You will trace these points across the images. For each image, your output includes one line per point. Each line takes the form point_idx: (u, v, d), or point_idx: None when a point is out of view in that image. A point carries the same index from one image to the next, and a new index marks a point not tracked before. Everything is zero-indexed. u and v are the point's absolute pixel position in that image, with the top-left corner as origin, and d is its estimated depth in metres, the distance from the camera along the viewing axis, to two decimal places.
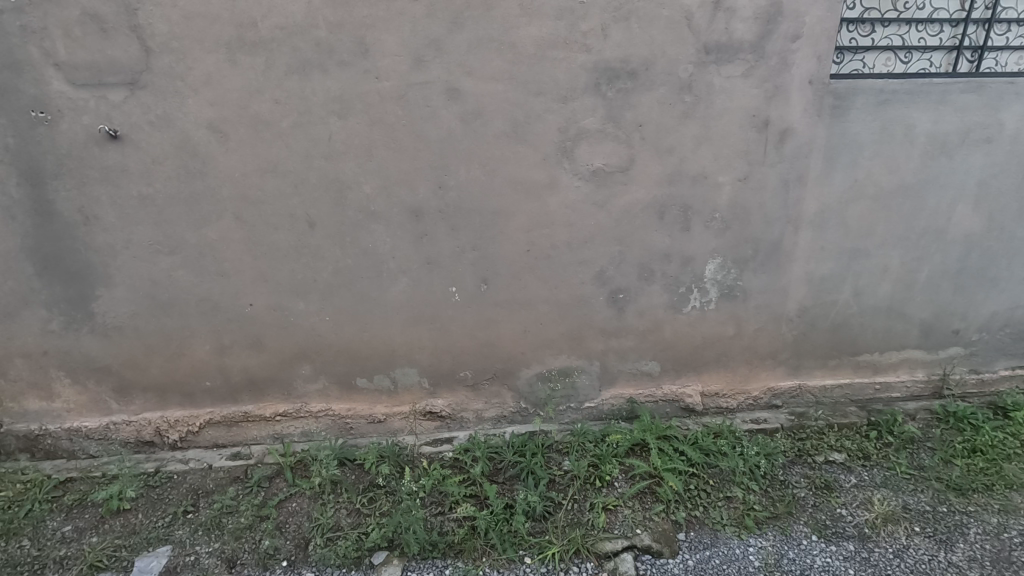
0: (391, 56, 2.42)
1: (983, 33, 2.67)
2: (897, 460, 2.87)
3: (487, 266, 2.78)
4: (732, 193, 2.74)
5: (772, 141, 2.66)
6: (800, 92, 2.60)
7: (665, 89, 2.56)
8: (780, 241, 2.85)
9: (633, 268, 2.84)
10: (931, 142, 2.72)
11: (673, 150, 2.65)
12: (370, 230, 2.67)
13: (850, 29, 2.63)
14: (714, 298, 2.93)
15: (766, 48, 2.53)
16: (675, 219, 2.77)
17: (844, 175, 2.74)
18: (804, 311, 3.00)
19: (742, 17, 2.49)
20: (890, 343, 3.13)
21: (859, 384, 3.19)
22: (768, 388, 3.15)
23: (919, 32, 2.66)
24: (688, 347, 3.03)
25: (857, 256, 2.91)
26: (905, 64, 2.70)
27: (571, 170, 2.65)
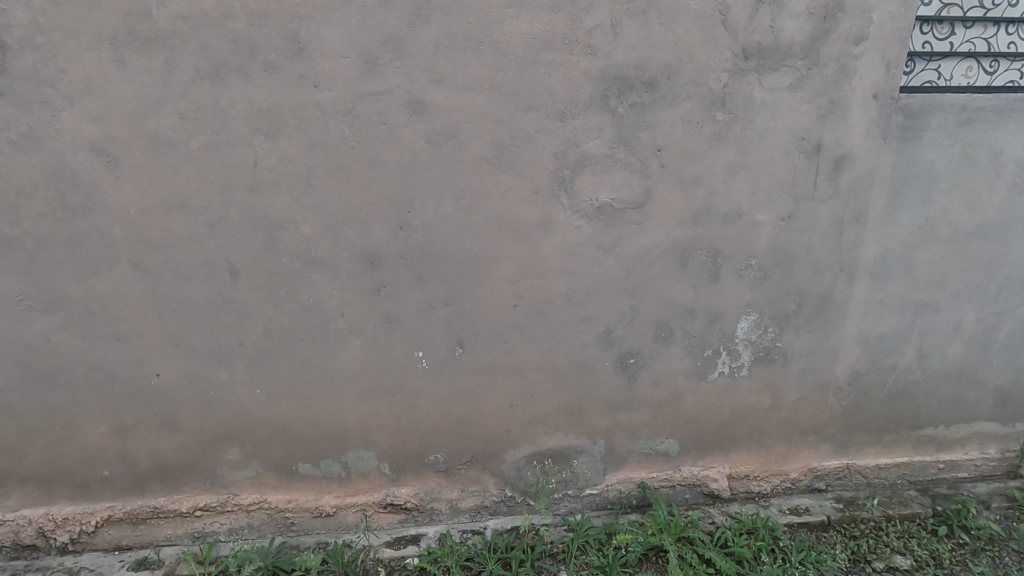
0: (335, 57, 1.85)
1: None
2: (978, 569, 2.25)
3: (463, 326, 2.18)
4: (773, 234, 2.17)
5: (824, 170, 2.10)
6: (862, 108, 2.04)
7: (692, 103, 1.99)
8: (829, 293, 2.28)
9: (648, 327, 2.26)
10: (1021, 172, 2.16)
11: (700, 181, 2.08)
12: (312, 281, 2.07)
13: (924, 30, 2.09)
14: (747, 362, 2.35)
15: (822, 53, 1.97)
16: (700, 267, 2.19)
17: (912, 212, 2.18)
18: (857, 378, 2.43)
19: (792, 12, 1.93)
20: (958, 415, 2.55)
21: (918, 463, 2.60)
22: (810, 469, 2.56)
23: (1008, 35, 2.12)
24: (714, 421, 2.44)
25: (923, 312, 2.34)
26: (989, 76, 2.16)
27: (570, 206, 2.07)
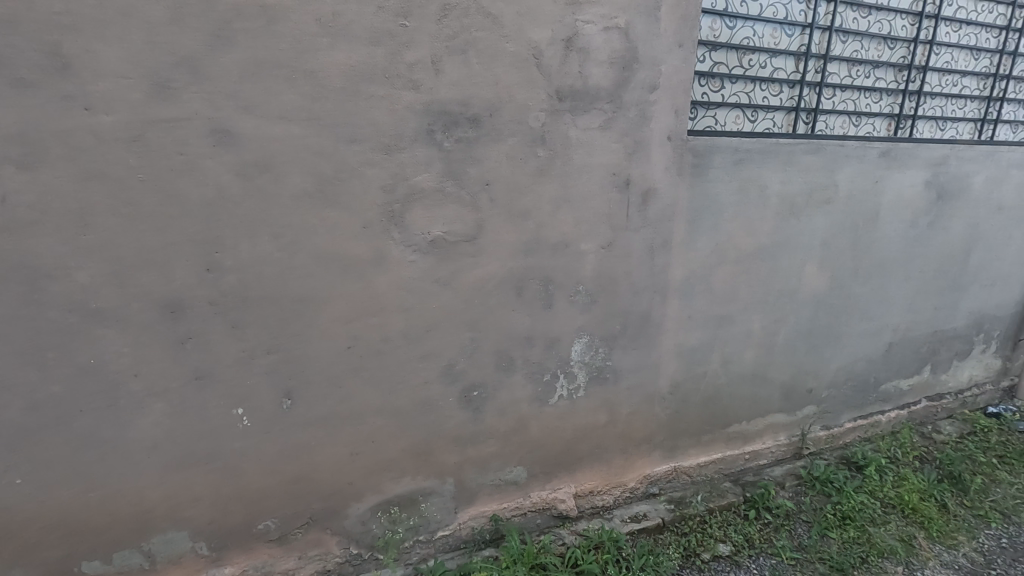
0: (114, 77, 1.59)
1: (816, 96, 2.63)
2: (780, 543, 2.58)
3: (291, 374, 1.98)
4: (596, 261, 2.33)
5: (635, 202, 2.32)
6: (660, 148, 2.30)
7: (515, 140, 2.07)
8: (648, 313, 2.50)
9: (490, 358, 2.27)
10: (782, 203, 2.59)
11: (528, 214, 2.17)
12: (93, 338, 1.72)
13: (702, 83, 2.43)
14: (583, 383, 2.48)
15: (624, 98, 2.19)
16: (535, 296, 2.27)
17: (707, 238, 2.50)
18: (676, 387, 2.69)
19: (597, 61, 2.12)
20: (755, 410, 2.94)
21: (730, 456, 2.95)
22: (644, 476, 2.76)
23: (762, 91, 2.54)
24: (558, 443, 2.52)
25: (722, 323, 2.68)
26: (752, 123, 2.57)
27: (403, 240, 2.01)
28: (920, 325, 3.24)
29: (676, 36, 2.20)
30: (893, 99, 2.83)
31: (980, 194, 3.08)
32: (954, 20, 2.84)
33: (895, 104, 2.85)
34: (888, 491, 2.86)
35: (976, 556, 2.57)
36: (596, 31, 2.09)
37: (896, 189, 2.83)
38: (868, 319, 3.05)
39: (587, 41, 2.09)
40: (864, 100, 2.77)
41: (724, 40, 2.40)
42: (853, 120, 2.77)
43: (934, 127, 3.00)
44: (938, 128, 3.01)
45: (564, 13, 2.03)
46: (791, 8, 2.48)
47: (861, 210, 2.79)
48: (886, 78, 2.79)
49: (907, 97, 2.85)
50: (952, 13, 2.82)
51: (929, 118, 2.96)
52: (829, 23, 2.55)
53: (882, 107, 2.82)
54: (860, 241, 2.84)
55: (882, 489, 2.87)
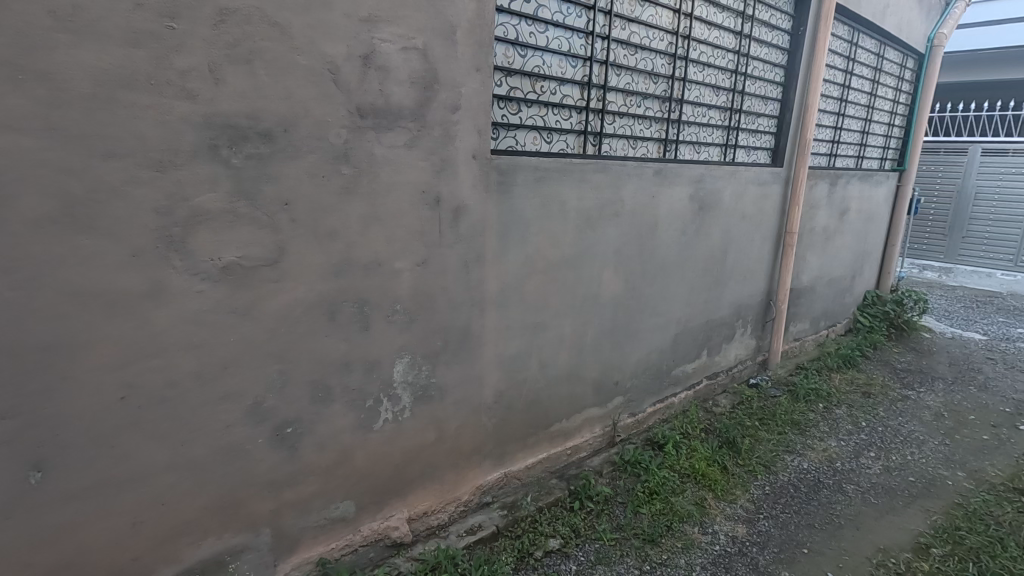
0: None
1: (599, 121, 2.95)
2: (601, 527, 2.81)
3: (40, 440, 1.61)
4: (412, 280, 2.32)
5: (446, 219, 2.36)
6: (467, 167, 2.38)
7: (315, 156, 1.97)
8: (468, 327, 2.56)
9: (303, 390, 2.10)
10: (579, 216, 2.85)
11: (336, 234, 2.07)
12: None
13: (501, 106, 2.57)
14: (408, 404, 2.43)
15: (427, 118, 2.23)
16: (350, 319, 2.17)
17: (517, 251, 2.64)
18: (500, 396, 2.78)
19: (397, 79, 2.12)
20: (573, 408, 3.18)
21: (555, 454, 3.13)
22: (477, 487, 2.80)
23: (555, 115, 2.78)
24: (387, 469, 2.43)
25: (537, 330, 2.85)
26: (548, 144, 2.79)
27: (186, 268, 1.77)
28: (696, 316, 3.81)
29: (473, 60, 2.31)
30: (660, 126, 3.31)
31: (729, 206, 3.75)
32: (699, 62, 3.42)
33: (662, 130, 3.33)
34: (683, 463, 3.29)
35: (749, 505, 3.09)
36: (394, 50, 2.08)
37: (668, 202, 3.31)
38: (657, 315, 3.50)
39: (385, 59, 2.07)
40: (638, 126, 3.20)
41: (517, 67, 2.57)
42: (630, 142, 3.17)
43: (693, 150, 3.58)
44: (695, 151, 3.60)
45: (358, 29, 1.99)
46: (573, 42, 2.75)
47: (643, 221, 3.19)
48: (653, 108, 3.26)
49: (670, 124, 3.36)
50: (697, 56, 3.40)
51: (688, 142, 3.53)
52: (604, 57, 2.89)
53: (652, 132, 3.28)
54: (645, 248, 3.26)
55: (679, 461, 3.30)
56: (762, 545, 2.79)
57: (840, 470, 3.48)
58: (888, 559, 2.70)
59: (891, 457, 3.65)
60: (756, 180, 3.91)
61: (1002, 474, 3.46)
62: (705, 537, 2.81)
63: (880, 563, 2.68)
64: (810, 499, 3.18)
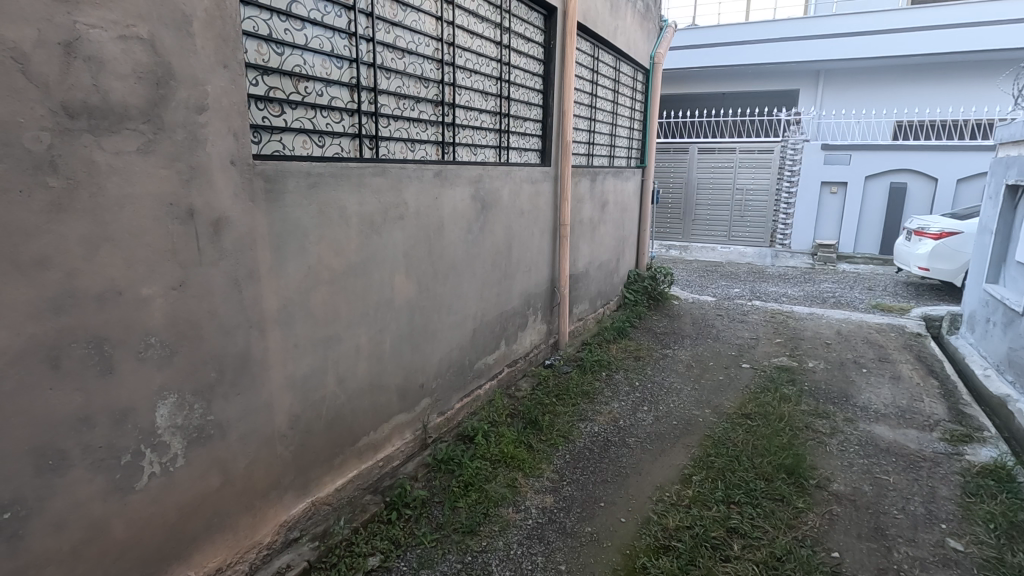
0: None
1: (373, 124, 2.90)
2: (421, 531, 2.79)
3: None
4: (167, 307, 1.99)
5: (204, 234, 2.08)
6: (224, 174, 2.13)
7: (4, 165, 1.56)
8: (247, 352, 2.30)
9: (22, 462, 1.66)
10: (362, 222, 2.77)
11: (48, 262, 1.67)
12: None
13: (260, 107, 2.35)
14: (179, 450, 2.10)
15: (165, 119, 1.93)
16: (83, 363, 1.78)
17: (296, 263, 2.45)
18: (295, 421, 2.57)
19: (118, 73, 1.79)
20: (379, 418, 3.08)
21: (366, 469, 3.01)
22: (281, 524, 2.55)
23: (324, 118, 2.65)
24: (160, 530, 2.07)
25: (329, 344, 2.69)
26: (320, 148, 2.65)
27: None
28: (490, 310, 4.01)
29: (216, 55, 2.06)
30: (436, 129, 3.39)
31: (508, 204, 4.02)
32: (465, 69, 3.59)
33: (438, 133, 3.42)
34: (493, 450, 3.44)
35: (554, 475, 3.37)
36: (109, 39, 1.75)
37: (450, 203, 3.41)
38: (453, 313, 3.59)
39: (97, 48, 1.73)
40: (413, 129, 3.23)
41: (274, 65, 2.38)
42: (408, 145, 3.19)
43: (470, 151, 3.75)
44: (472, 152, 3.78)
45: (52, 10, 1.62)
46: (335, 42, 2.65)
47: (429, 222, 3.24)
48: (427, 111, 3.32)
49: (445, 127, 3.46)
50: (463, 62, 3.56)
51: (465, 144, 3.68)
52: (371, 60, 2.84)
53: (429, 135, 3.35)
54: (434, 249, 3.31)
55: (489, 449, 3.44)
56: (568, 508, 3.06)
57: (622, 426, 4.00)
58: (663, 494, 3.19)
59: (659, 408, 4.32)
60: (528, 179, 4.26)
61: (734, 404, 4.35)
62: (518, 514, 2.99)
63: (658, 498, 3.15)
64: (603, 457, 3.60)
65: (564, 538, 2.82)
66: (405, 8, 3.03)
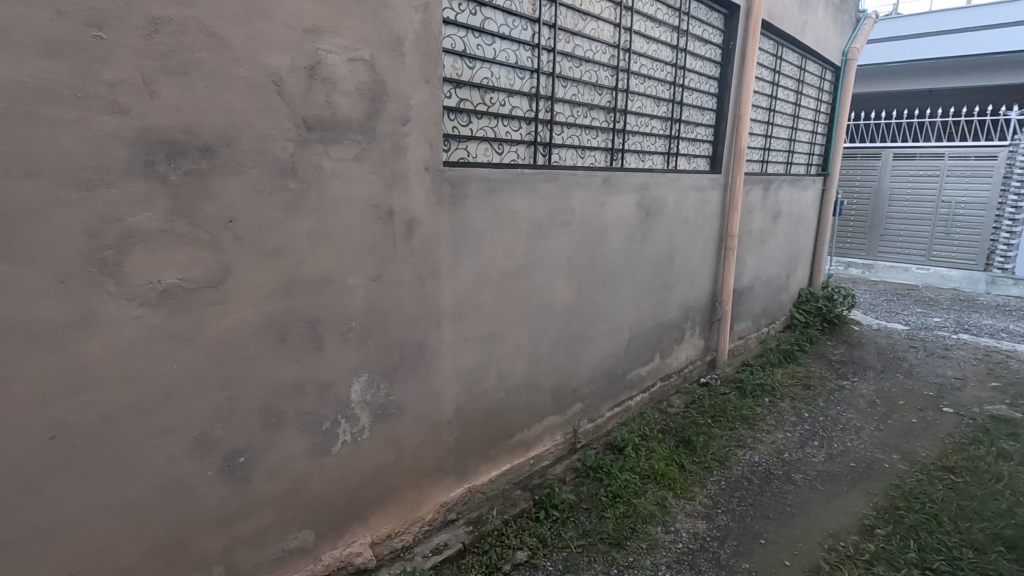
0: None
1: (548, 132, 2.99)
2: (568, 535, 2.81)
3: None
4: (366, 296, 2.25)
5: (399, 232, 2.32)
6: (418, 179, 2.34)
7: (260, 171, 1.88)
8: (424, 341, 2.51)
9: (253, 417, 1.99)
10: (531, 226, 2.87)
11: (283, 252, 1.98)
12: None
13: (451, 118, 2.55)
14: (366, 424, 2.36)
15: (377, 130, 2.18)
16: (301, 339, 2.08)
17: (471, 262, 2.62)
18: (460, 410, 2.74)
19: (344, 91, 2.06)
20: (533, 417, 3.17)
21: (518, 464, 3.11)
22: (441, 505, 2.73)
23: (504, 126, 2.79)
24: (346, 493, 2.34)
25: (494, 341, 2.83)
26: (499, 155, 2.80)
27: (122, 293, 1.65)
28: (647, 320, 3.91)
29: (420, 72, 2.28)
30: (606, 135, 3.40)
31: (673, 212, 3.89)
32: (640, 74, 3.54)
33: (608, 140, 3.42)
34: (643, 464, 3.35)
35: (708, 501, 3.18)
36: (340, 62, 2.03)
37: (615, 210, 3.39)
38: (609, 320, 3.57)
39: (331, 70, 2.01)
40: (585, 136, 3.26)
41: (466, 78, 2.57)
42: (579, 152, 3.23)
43: (637, 158, 3.70)
44: (640, 159, 3.72)
45: (302, 39, 1.92)
46: (520, 54, 2.78)
47: (593, 229, 3.26)
48: (599, 118, 3.33)
49: (615, 134, 3.45)
50: (637, 68, 3.52)
51: (633, 151, 3.64)
52: (551, 69, 2.93)
53: (599, 141, 3.36)
54: (595, 255, 3.32)
55: (638, 463, 3.36)
56: (723, 539, 2.86)
57: (788, 460, 3.64)
58: (838, 543, 2.83)
59: (833, 445, 3.84)
60: (696, 187, 4.07)
61: (932, 454, 3.72)
62: (668, 536, 2.87)
63: (831, 547, 2.81)
64: (764, 490, 3.30)
65: (718, 570, 2.65)
66: (586, 17, 3.08)
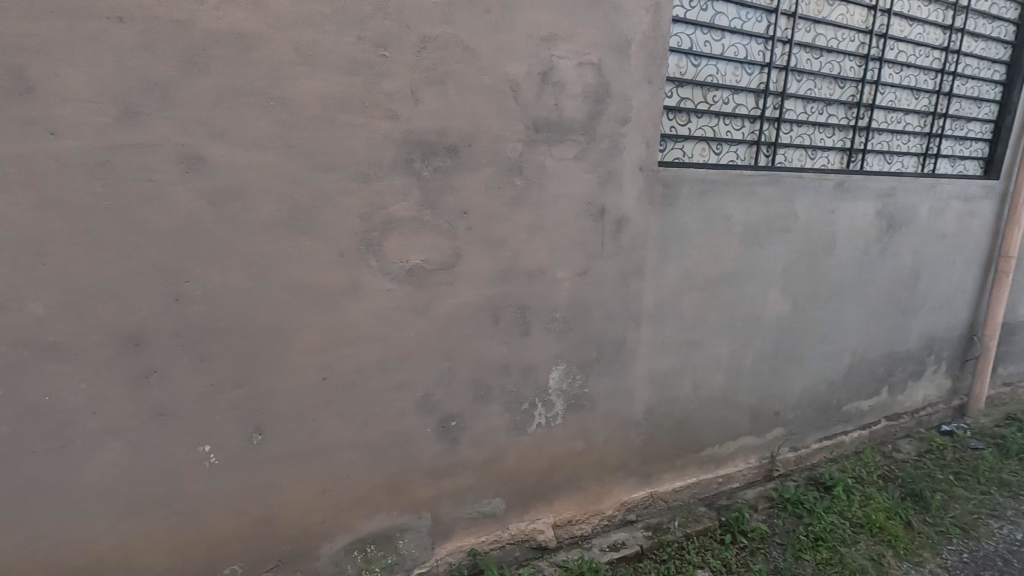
0: (82, 102, 1.53)
1: (775, 131, 2.77)
2: (756, 567, 2.59)
3: (261, 408, 1.90)
4: (571, 289, 2.36)
5: (608, 230, 2.37)
6: (632, 178, 2.37)
7: (492, 169, 2.09)
8: (622, 340, 2.53)
9: (466, 388, 2.24)
10: (745, 231, 2.69)
11: (504, 242, 2.18)
12: (47, 374, 1.62)
13: (670, 117, 2.52)
14: (560, 411, 2.47)
15: (597, 130, 2.25)
16: (511, 323, 2.27)
17: (676, 265, 2.56)
18: (650, 413, 2.71)
19: (571, 94, 2.17)
20: (726, 434, 2.98)
21: (705, 480, 2.96)
22: (622, 503, 2.74)
23: (726, 125, 2.66)
24: (535, 472, 2.49)
25: (692, 349, 2.73)
26: (717, 155, 2.68)
27: (380, 268, 1.98)
28: (876, 347, 3.38)
29: (645, 72, 2.29)
30: (844, 134, 3.01)
31: (924, 224, 3.29)
32: (896, 62, 3.06)
33: (846, 140, 3.03)
34: (855, 511, 2.92)
35: (942, 572, 2.64)
36: (570, 66, 2.14)
37: (848, 218, 2.99)
38: (828, 342, 3.17)
39: (561, 75, 2.14)
40: (818, 135, 2.94)
41: (689, 77, 2.51)
42: (809, 153, 2.92)
43: (882, 160, 3.21)
44: (885, 161, 3.22)
45: (538, 48, 2.07)
46: (750, 49, 2.62)
47: (818, 238, 2.92)
48: (838, 115, 2.97)
49: (856, 132, 3.04)
50: (894, 56, 3.04)
51: (877, 152, 3.17)
52: (785, 63, 2.71)
53: (835, 141, 3.00)
54: (818, 267, 2.98)
55: (850, 508, 2.94)
56: None
57: None
58: None
59: None
60: (961, 195, 3.38)
61: None
62: None
63: None
64: None
65: None
66: (833, 2, 2.77)
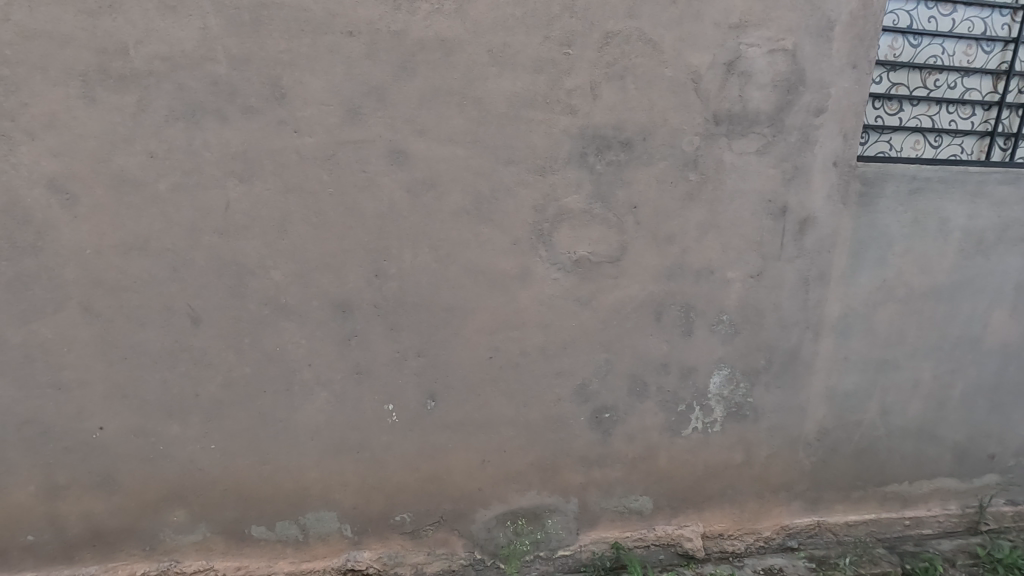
0: (317, 104, 1.83)
1: (1018, 120, 2.33)
2: None
3: (436, 377, 2.11)
4: (742, 291, 2.23)
5: (790, 231, 2.19)
6: (823, 175, 2.16)
7: (667, 163, 2.05)
8: (797, 350, 2.33)
9: (623, 382, 2.24)
10: (967, 238, 2.30)
11: (674, 239, 2.13)
12: (279, 329, 1.98)
13: (876, 106, 2.27)
14: (719, 418, 2.36)
15: (786, 122, 2.09)
16: (674, 321, 2.21)
17: (871, 273, 2.28)
18: (823, 434, 2.46)
19: (759, 84, 2.04)
20: (919, 471, 2.59)
21: (887, 519, 2.60)
22: (782, 526, 2.53)
23: (949, 114, 2.31)
24: (687, 477, 2.41)
25: (884, 368, 2.41)
26: (934, 149, 2.33)
27: (549, 258, 2.07)
28: None
29: (849, 57, 2.06)
30: None
31: None
32: None
33: None
34: None
35: None
36: (761, 54, 2.02)
37: None
38: None
39: (749, 63, 2.02)
40: None
41: (905, 59, 2.25)
42: None
43: None
44: None
45: (726, 36, 1.98)
46: (991, 23, 2.26)
47: None
48: None
49: None
50: None
51: None
52: None
53: None
54: None
55: None
56: None
57: None
58: None
59: None
60: None
61: None
62: None
63: None
64: None
65: None
66: None
